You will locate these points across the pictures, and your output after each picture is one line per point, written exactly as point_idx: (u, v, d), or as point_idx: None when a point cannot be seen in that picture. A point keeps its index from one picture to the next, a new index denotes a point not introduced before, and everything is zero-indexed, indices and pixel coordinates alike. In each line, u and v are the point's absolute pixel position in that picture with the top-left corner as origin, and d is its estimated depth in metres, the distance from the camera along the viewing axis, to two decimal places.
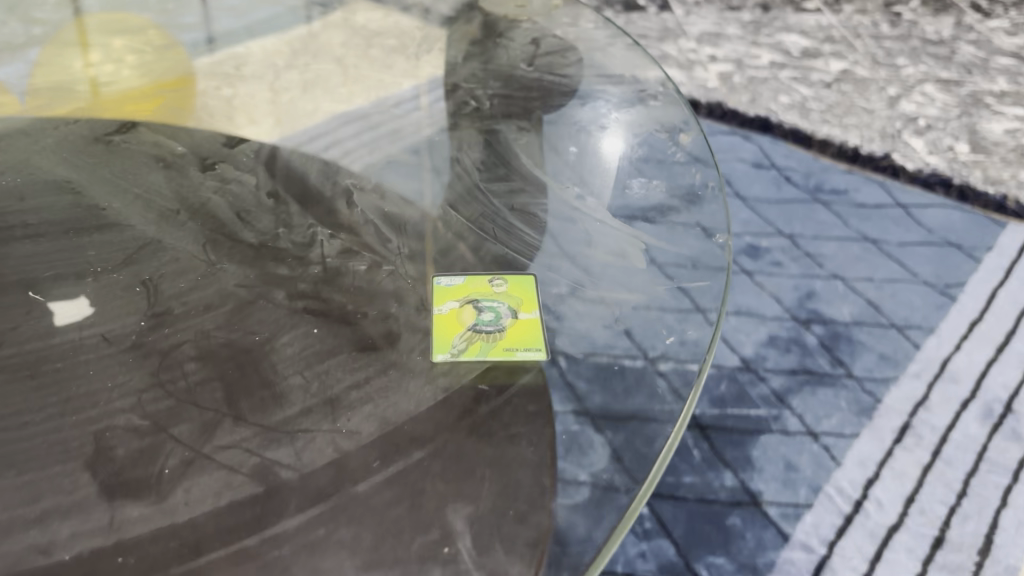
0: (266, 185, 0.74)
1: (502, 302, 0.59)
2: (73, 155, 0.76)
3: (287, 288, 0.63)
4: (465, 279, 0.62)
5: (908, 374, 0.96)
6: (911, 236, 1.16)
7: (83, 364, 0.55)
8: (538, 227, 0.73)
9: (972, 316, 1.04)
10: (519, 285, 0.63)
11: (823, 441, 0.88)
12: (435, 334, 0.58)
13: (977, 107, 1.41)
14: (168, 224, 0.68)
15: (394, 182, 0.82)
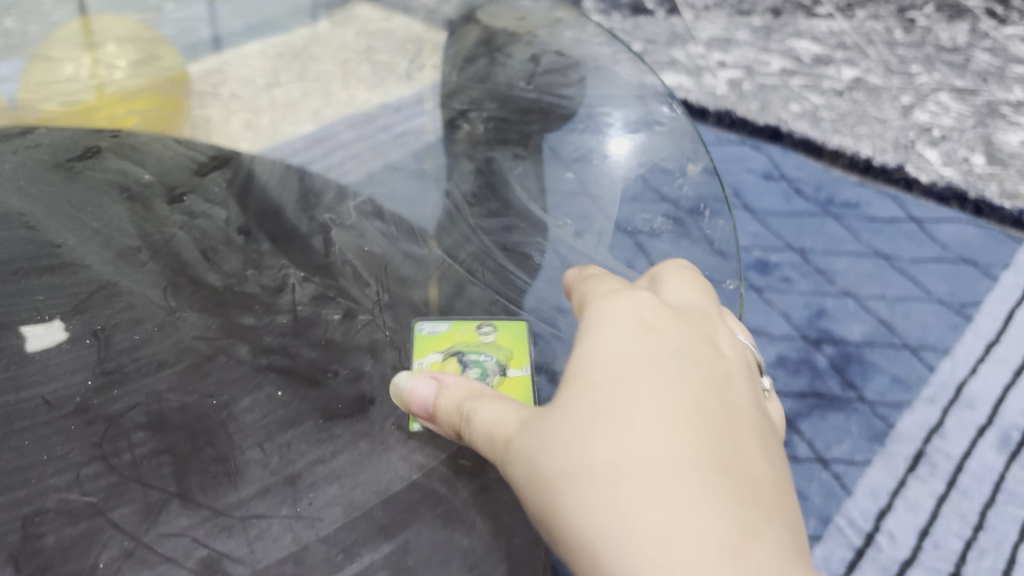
0: (237, 221, 0.69)
1: (489, 355, 0.55)
2: (30, 185, 0.70)
3: (251, 341, 0.57)
4: (450, 326, 0.58)
5: (922, 399, 0.88)
6: (925, 251, 1.05)
7: (18, 433, 0.50)
8: (532, 272, 0.70)
9: (988, 337, 0.94)
10: (509, 329, 0.58)
11: (834, 469, 0.81)
12: None
13: (992, 117, 1.28)
14: (127, 266, 0.63)
15: (399, 185, 0.80)
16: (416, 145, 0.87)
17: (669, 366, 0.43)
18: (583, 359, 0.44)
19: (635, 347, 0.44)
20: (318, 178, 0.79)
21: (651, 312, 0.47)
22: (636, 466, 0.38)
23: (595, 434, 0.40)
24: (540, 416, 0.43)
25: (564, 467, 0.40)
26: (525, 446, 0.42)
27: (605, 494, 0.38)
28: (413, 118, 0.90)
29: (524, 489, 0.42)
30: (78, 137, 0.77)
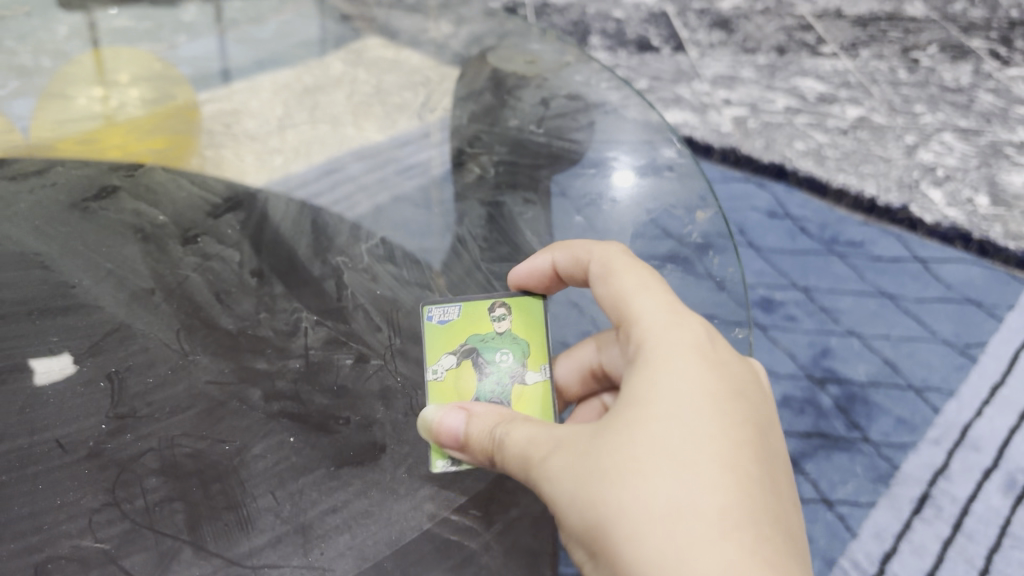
0: (250, 263, 0.69)
1: (507, 355, 0.58)
2: (47, 223, 0.71)
3: (264, 386, 0.57)
4: (460, 312, 0.60)
5: (927, 440, 0.88)
6: (929, 291, 1.05)
7: (32, 477, 0.51)
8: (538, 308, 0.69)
9: (994, 379, 0.94)
10: (526, 316, 0.60)
11: (838, 510, 0.82)
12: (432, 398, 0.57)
13: (996, 158, 1.29)
14: (141, 307, 0.64)
15: (405, 215, 0.86)
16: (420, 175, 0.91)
17: (723, 410, 0.45)
18: (635, 403, 0.46)
19: (686, 383, 0.46)
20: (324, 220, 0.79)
21: (699, 348, 0.49)
22: (691, 515, 0.41)
23: (650, 472, 0.42)
24: (588, 452, 0.45)
25: (616, 498, 0.42)
26: (571, 471, 0.44)
27: (660, 531, 0.41)
28: (419, 151, 0.93)
29: (568, 510, 0.44)
30: (95, 177, 0.78)
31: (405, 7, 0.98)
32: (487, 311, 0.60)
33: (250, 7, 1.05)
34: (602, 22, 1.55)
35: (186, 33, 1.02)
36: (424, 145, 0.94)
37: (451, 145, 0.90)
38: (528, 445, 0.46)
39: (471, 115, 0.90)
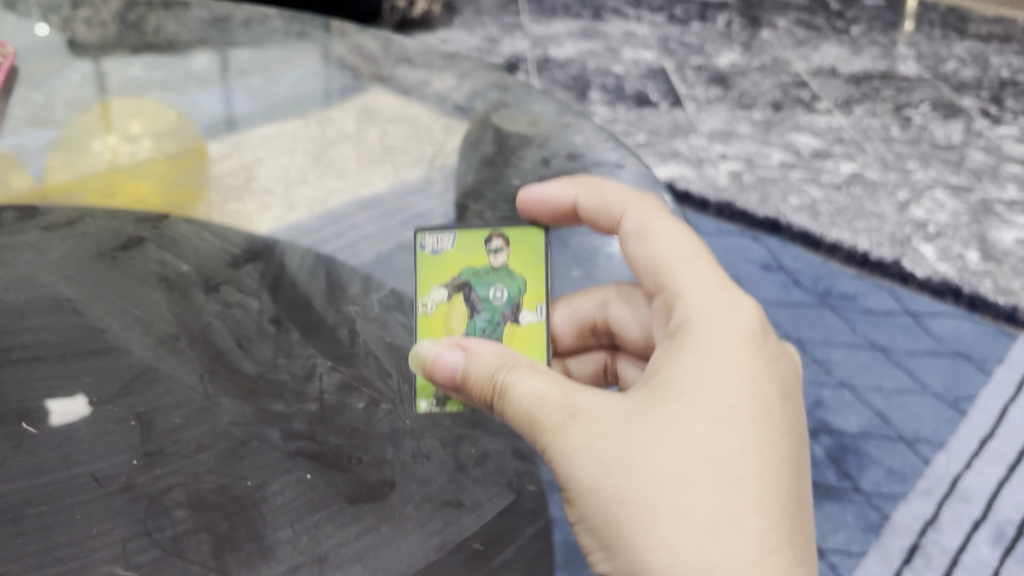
0: (269, 311, 0.74)
1: (501, 293, 0.65)
2: (78, 271, 0.76)
3: (282, 427, 0.62)
4: (456, 245, 0.66)
5: (916, 491, 0.92)
6: (920, 344, 1.09)
7: (68, 508, 0.55)
8: None
9: (983, 432, 0.98)
10: (523, 251, 0.66)
11: (830, 559, 0.86)
12: (430, 331, 0.65)
13: (986, 215, 1.34)
14: (167, 351, 0.68)
15: None
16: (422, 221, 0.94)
17: (767, 424, 0.50)
18: (684, 399, 0.51)
19: (734, 388, 0.51)
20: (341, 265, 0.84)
21: (750, 346, 0.54)
22: (727, 528, 0.46)
23: (692, 480, 0.47)
24: (632, 442, 0.49)
25: (654, 494, 0.47)
26: (612, 457, 0.49)
27: (693, 539, 0.46)
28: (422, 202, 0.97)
29: (603, 496, 0.49)
30: (122, 232, 0.83)
31: (410, 64, 1.01)
32: (484, 244, 0.66)
33: (258, 60, 1.02)
34: (603, 78, 1.62)
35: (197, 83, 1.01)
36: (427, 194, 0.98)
37: (453, 199, 0.94)
38: (569, 421, 0.51)
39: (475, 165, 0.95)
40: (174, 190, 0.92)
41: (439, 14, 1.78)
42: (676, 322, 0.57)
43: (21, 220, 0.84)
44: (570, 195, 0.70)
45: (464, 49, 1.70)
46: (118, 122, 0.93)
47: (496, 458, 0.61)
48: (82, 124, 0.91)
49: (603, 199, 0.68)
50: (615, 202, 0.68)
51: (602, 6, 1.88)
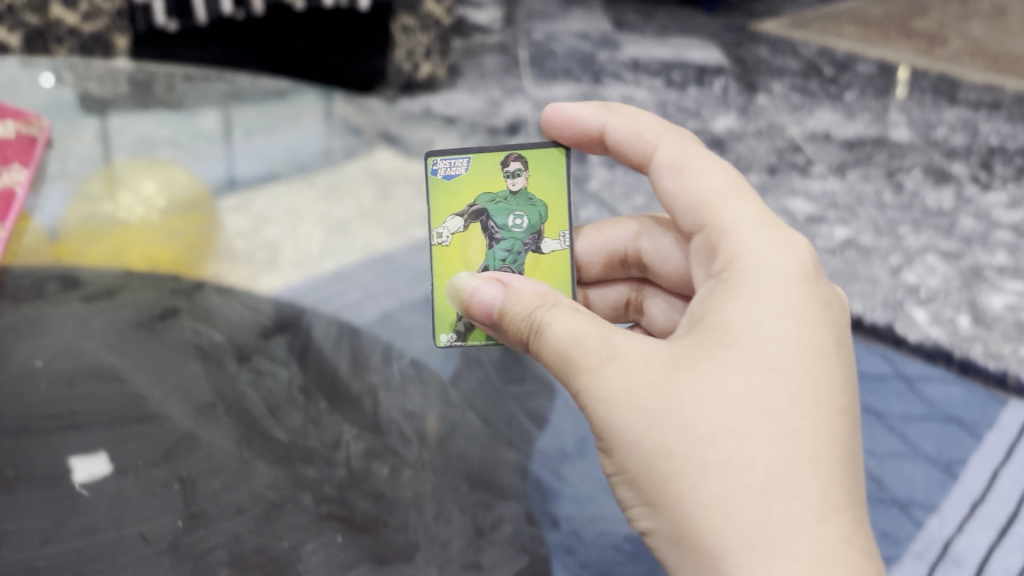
0: (298, 380, 0.79)
1: (521, 219, 0.76)
2: (120, 342, 0.82)
3: (313, 490, 0.68)
4: (474, 168, 0.76)
5: (910, 554, 0.93)
6: (913, 409, 1.13)
7: (122, 567, 0.62)
8: (541, 415, 0.78)
9: (974, 496, 1.01)
10: (538, 176, 0.76)
11: None
12: (458, 257, 0.75)
13: (977, 281, 1.40)
14: (205, 419, 0.73)
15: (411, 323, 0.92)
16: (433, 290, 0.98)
17: (816, 378, 0.56)
18: (734, 350, 0.57)
19: (783, 340, 0.57)
20: (362, 330, 0.91)
21: (796, 295, 0.60)
22: (779, 477, 0.53)
23: (741, 433, 0.54)
24: (679, 395, 0.55)
25: (710, 449, 0.54)
26: (662, 413, 0.55)
27: (740, 486, 0.53)
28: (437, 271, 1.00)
29: (648, 443, 0.55)
30: (159, 301, 0.89)
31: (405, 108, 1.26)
32: (502, 168, 0.76)
33: (264, 118, 1.17)
34: None
35: (201, 145, 1.15)
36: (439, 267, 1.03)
37: None
38: (617, 371, 0.57)
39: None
40: (187, 225, 1.03)
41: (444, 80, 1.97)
42: (721, 265, 0.64)
43: (64, 290, 0.90)
44: (598, 120, 0.77)
45: (467, 111, 1.89)
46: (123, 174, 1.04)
47: (509, 521, 0.69)
48: (93, 191, 1.01)
49: (630, 130, 0.76)
50: (640, 127, 0.75)
51: (601, 72, 2.06)
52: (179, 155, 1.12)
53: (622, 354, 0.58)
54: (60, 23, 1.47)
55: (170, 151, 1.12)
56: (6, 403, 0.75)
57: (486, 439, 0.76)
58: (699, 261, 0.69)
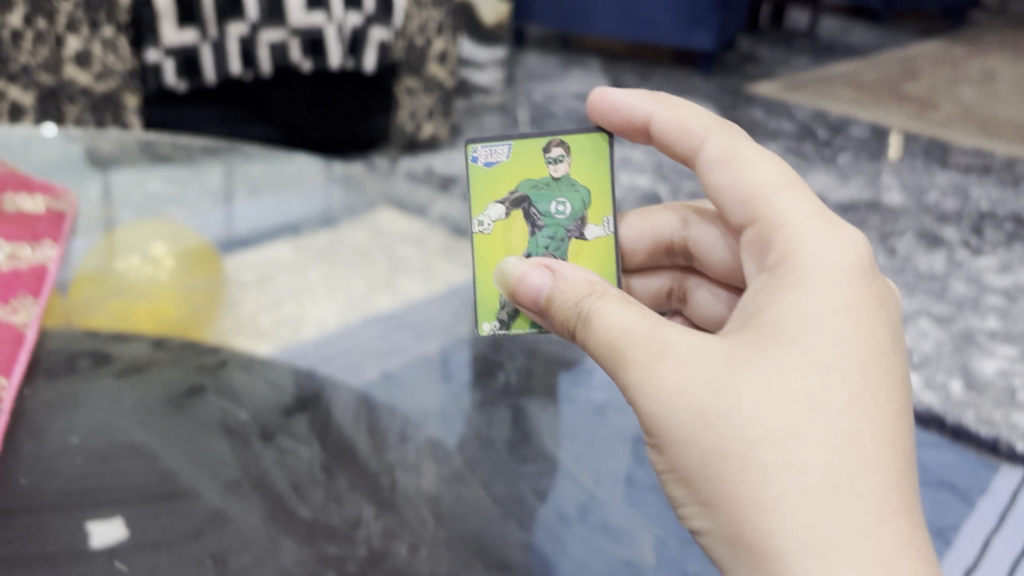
0: (318, 459, 0.86)
1: (562, 207, 0.90)
2: (149, 420, 0.88)
3: (337, 566, 0.74)
4: (520, 157, 0.90)
5: None
6: None
7: None
8: (543, 490, 0.86)
9: (968, 563, 1.03)
10: (577, 164, 0.90)
11: None
12: (507, 242, 0.90)
13: (967, 343, 1.87)
14: (232, 495, 0.81)
15: (416, 391, 1.03)
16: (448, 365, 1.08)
17: (868, 381, 0.64)
18: (790, 353, 0.64)
19: (838, 341, 0.65)
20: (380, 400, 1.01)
21: (852, 296, 0.67)
22: (838, 476, 0.60)
23: (798, 433, 0.61)
24: (738, 396, 0.63)
25: (767, 450, 0.61)
26: (721, 413, 0.63)
27: (798, 484, 0.60)
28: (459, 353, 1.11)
29: (707, 441, 0.63)
30: (184, 380, 0.96)
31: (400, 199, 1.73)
32: (546, 155, 0.90)
33: (271, 182, 1.61)
34: None
35: (200, 210, 1.54)
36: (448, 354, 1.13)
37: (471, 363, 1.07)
38: (678, 373, 0.65)
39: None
40: (183, 293, 1.31)
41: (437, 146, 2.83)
42: (775, 262, 0.72)
43: (95, 367, 0.97)
44: (645, 110, 0.89)
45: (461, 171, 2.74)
46: (130, 242, 1.35)
47: None
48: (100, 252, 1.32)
49: (677, 122, 0.86)
50: (686, 120, 0.86)
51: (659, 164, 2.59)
52: (179, 214, 1.49)
53: (677, 354, 0.66)
54: (74, 84, 2.19)
55: (176, 207, 1.50)
56: (42, 478, 0.80)
57: (498, 516, 0.82)
58: (750, 254, 0.77)
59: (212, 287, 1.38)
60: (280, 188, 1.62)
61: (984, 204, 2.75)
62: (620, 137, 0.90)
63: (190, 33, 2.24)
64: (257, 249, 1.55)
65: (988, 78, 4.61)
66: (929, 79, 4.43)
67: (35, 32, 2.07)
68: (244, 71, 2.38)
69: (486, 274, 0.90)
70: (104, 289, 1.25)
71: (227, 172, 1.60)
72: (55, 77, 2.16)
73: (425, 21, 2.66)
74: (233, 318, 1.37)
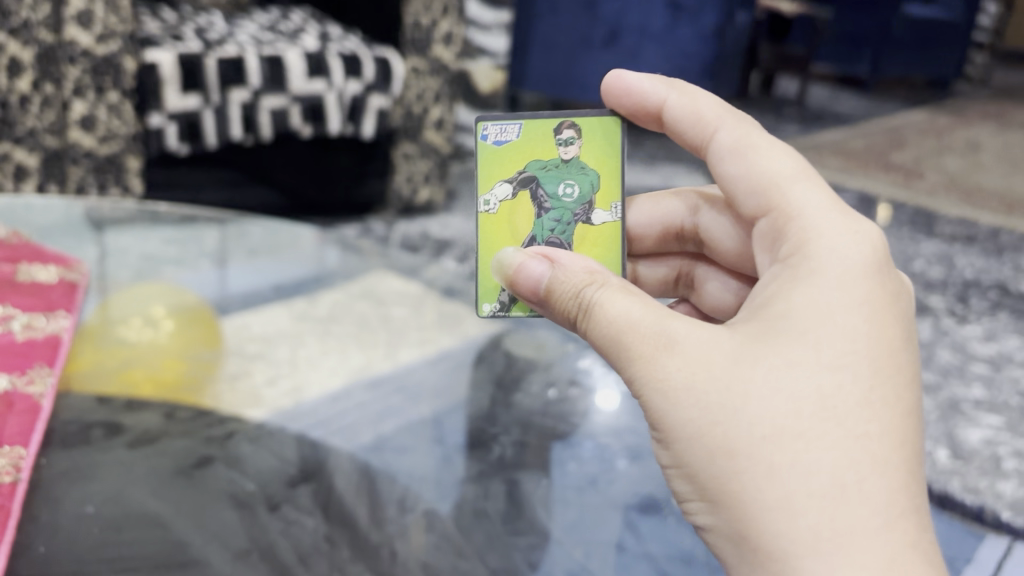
0: (322, 529, 0.94)
1: (569, 188, 0.96)
2: (161, 490, 0.96)
3: None
4: (531, 138, 0.95)
5: None
6: None
7: None
8: (534, 561, 0.91)
9: None
10: (587, 148, 0.96)
11: None
12: (514, 224, 0.96)
13: (954, 412, 1.92)
14: (241, 564, 0.87)
15: (407, 457, 1.09)
16: (442, 431, 1.14)
17: (876, 380, 0.68)
18: (798, 349, 0.68)
19: (848, 337, 0.69)
20: (380, 469, 1.08)
21: (863, 290, 0.71)
22: (844, 476, 0.65)
23: (805, 433, 0.66)
24: (745, 395, 0.67)
25: (775, 451, 0.66)
26: (729, 411, 0.67)
27: (804, 485, 0.65)
28: (452, 417, 1.17)
29: (714, 438, 0.67)
30: (191, 452, 1.05)
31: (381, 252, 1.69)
32: (558, 134, 0.95)
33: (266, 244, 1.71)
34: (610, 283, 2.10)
35: (194, 268, 1.61)
36: (444, 415, 1.19)
37: (463, 431, 1.13)
38: (686, 368, 0.69)
39: (490, 395, 1.20)
40: (186, 359, 1.33)
41: (421, 206, 2.95)
42: (788, 252, 0.75)
43: (108, 437, 1.06)
44: (659, 95, 0.91)
45: (458, 234, 2.82)
46: (123, 308, 1.39)
47: None
48: (100, 317, 1.36)
49: (689, 109, 0.89)
50: (696, 108, 0.89)
51: None
52: (173, 276, 1.55)
53: (682, 347, 0.70)
54: (78, 147, 2.22)
55: (172, 267, 1.58)
56: (60, 547, 0.86)
57: None
58: (763, 246, 0.80)
59: (209, 359, 1.39)
60: (277, 253, 1.71)
61: (968, 273, 2.82)
62: (631, 120, 0.95)
63: (193, 99, 2.30)
64: (252, 312, 1.62)
65: (971, 148, 4.73)
66: (914, 149, 4.55)
67: (42, 96, 2.12)
68: (245, 135, 2.44)
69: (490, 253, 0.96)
70: (110, 354, 1.27)
71: (223, 230, 1.70)
72: (59, 140, 2.20)
73: (422, 90, 2.78)
74: (234, 389, 1.40)
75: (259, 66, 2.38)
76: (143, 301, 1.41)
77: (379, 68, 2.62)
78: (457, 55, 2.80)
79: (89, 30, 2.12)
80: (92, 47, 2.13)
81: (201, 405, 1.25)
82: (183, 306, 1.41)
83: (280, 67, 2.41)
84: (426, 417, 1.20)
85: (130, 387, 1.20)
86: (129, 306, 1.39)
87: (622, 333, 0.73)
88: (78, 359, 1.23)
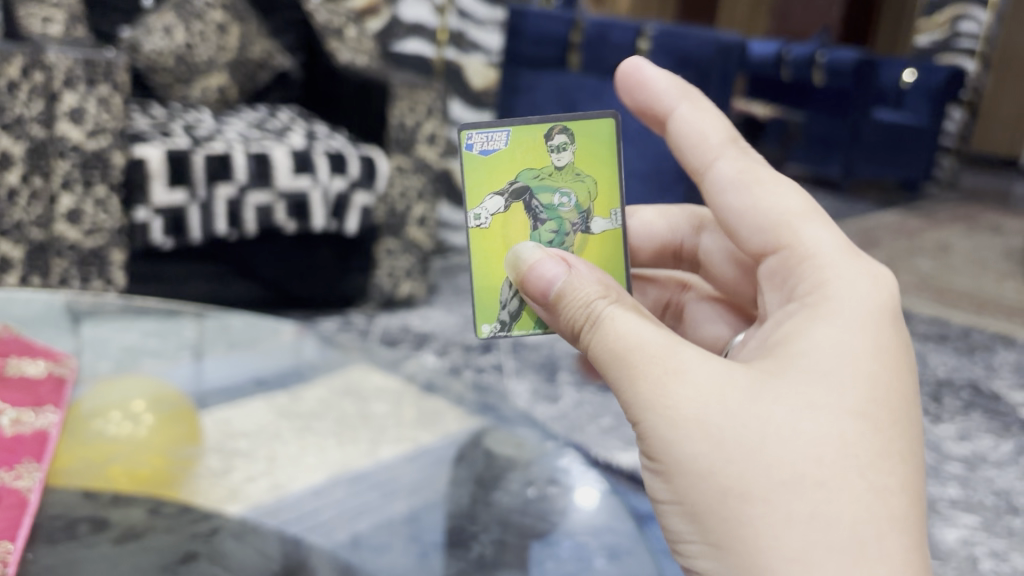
0: None
1: (563, 198, 0.99)
2: None
3: None
4: (519, 143, 0.98)
5: None
6: None
7: None
8: None
9: None
10: (579, 154, 0.99)
11: None
12: (510, 241, 0.98)
13: (932, 512, 1.94)
14: None
15: (384, 560, 1.11)
16: (421, 527, 1.16)
17: (894, 429, 0.73)
18: (816, 389, 0.73)
19: (866, 383, 0.73)
20: (361, 570, 1.10)
21: (883, 335, 0.76)
22: (861, 530, 0.69)
23: (824, 481, 0.70)
24: (761, 432, 0.71)
25: (793, 500, 0.70)
26: (746, 453, 0.71)
27: (820, 536, 0.69)
28: (430, 512, 1.20)
29: (725, 475, 0.71)
30: (179, 552, 1.10)
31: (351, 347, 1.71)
32: (548, 138, 0.98)
33: (244, 335, 1.73)
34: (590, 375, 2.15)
35: (167, 360, 1.62)
36: (423, 514, 1.21)
37: (442, 530, 1.15)
38: (697, 398, 0.73)
39: (470, 493, 1.23)
40: (166, 462, 1.31)
41: (403, 301, 3.02)
42: (805, 290, 0.79)
43: (94, 531, 1.10)
44: (671, 104, 0.90)
45: (440, 328, 2.86)
46: (104, 395, 1.35)
47: None
48: (83, 412, 1.32)
49: (696, 126, 0.88)
50: (701, 125, 0.88)
51: None
52: (152, 370, 1.57)
53: (690, 375, 0.74)
54: (63, 240, 2.25)
55: (149, 359, 1.61)
56: None
57: None
58: (774, 276, 0.83)
59: (191, 455, 1.39)
60: (253, 345, 1.71)
61: (942, 372, 2.88)
62: (639, 115, 0.93)
63: (179, 194, 2.35)
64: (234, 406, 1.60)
65: (942, 249, 4.85)
66: (887, 250, 4.68)
67: (31, 189, 2.17)
68: (230, 230, 2.48)
69: (485, 274, 0.98)
70: (94, 451, 1.25)
71: (201, 323, 1.74)
72: (45, 233, 2.23)
73: (405, 187, 2.87)
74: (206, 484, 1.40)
75: (246, 163, 2.45)
76: (122, 389, 1.37)
77: (364, 166, 2.69)
78: (439, 155, 2.93)
79: (80, 126, 2.20)
80: (83, 142, 2.21)
81: (183, 502, 1.29)
82: (168, 403, 1.38)
83: (267, 164, 2.49)
84: (402, 512, 1.22)
85: (109, 483, 1.21)
86: (110, 395, 1.35)
87: (634, 358, 0.76)
88: (62, 454, 1.22)
